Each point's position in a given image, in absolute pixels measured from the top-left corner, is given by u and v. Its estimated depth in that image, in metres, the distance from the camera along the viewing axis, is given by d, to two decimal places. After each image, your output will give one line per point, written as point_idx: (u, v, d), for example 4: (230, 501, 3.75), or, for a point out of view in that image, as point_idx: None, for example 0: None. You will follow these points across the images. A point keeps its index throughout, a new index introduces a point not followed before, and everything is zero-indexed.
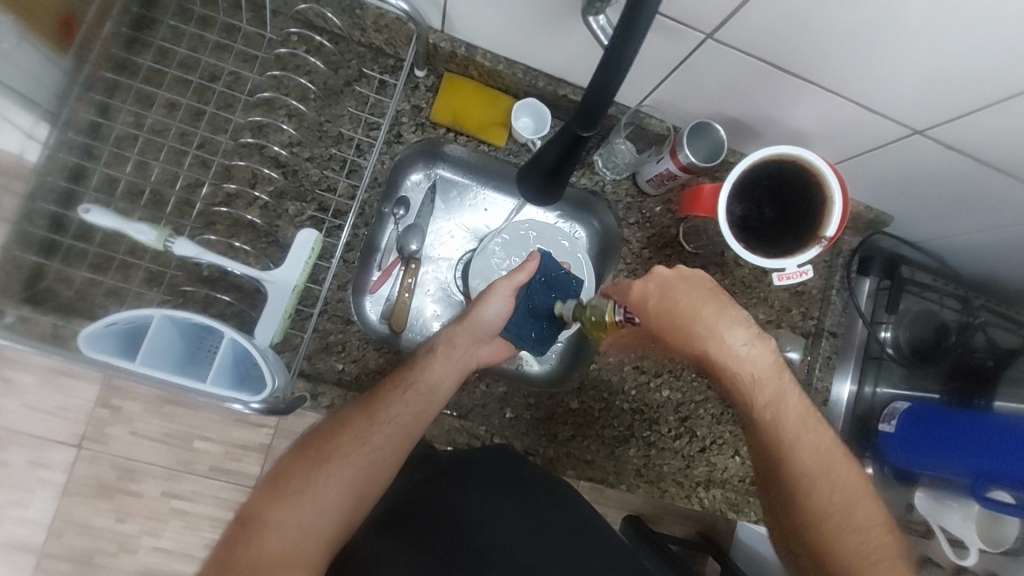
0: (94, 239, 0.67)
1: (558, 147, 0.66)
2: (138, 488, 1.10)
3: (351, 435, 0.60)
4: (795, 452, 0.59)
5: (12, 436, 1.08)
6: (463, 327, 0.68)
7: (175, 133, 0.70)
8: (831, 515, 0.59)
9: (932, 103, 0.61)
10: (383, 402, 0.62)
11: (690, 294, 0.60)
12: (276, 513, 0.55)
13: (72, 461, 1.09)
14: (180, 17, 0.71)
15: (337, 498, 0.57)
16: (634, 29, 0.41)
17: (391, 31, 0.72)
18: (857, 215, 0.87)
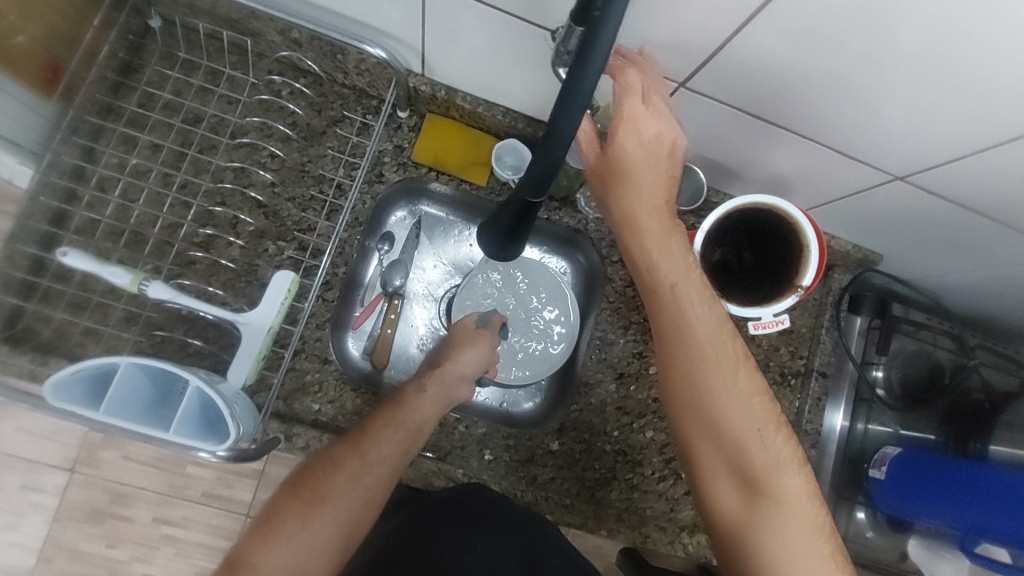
0: (74, 279, 0.67)
1: (511, 212, 0.59)
2: (128, 513, 1.10)
3: (346, 475, 0.57)
4: (694, 351, 0.55)
5: (6, 460, 1.09)
6: (454, 367, 0.69)
7: (157, 175, 0.71)
8: (731, 412, 0.53)
9: (909, 150, 0.60)
10: (374, 439, 0.60)
11: (652, 161, 0.55)
12: (267, 557, 0.51)
13: (63, 486, 1.10)
14: (166, 62, 0.73)
15: (333, 539, 0.54)
16: (580, 96, 0.41)
17: (371, 75, 0.73)
18: (845, 254, 0.85)
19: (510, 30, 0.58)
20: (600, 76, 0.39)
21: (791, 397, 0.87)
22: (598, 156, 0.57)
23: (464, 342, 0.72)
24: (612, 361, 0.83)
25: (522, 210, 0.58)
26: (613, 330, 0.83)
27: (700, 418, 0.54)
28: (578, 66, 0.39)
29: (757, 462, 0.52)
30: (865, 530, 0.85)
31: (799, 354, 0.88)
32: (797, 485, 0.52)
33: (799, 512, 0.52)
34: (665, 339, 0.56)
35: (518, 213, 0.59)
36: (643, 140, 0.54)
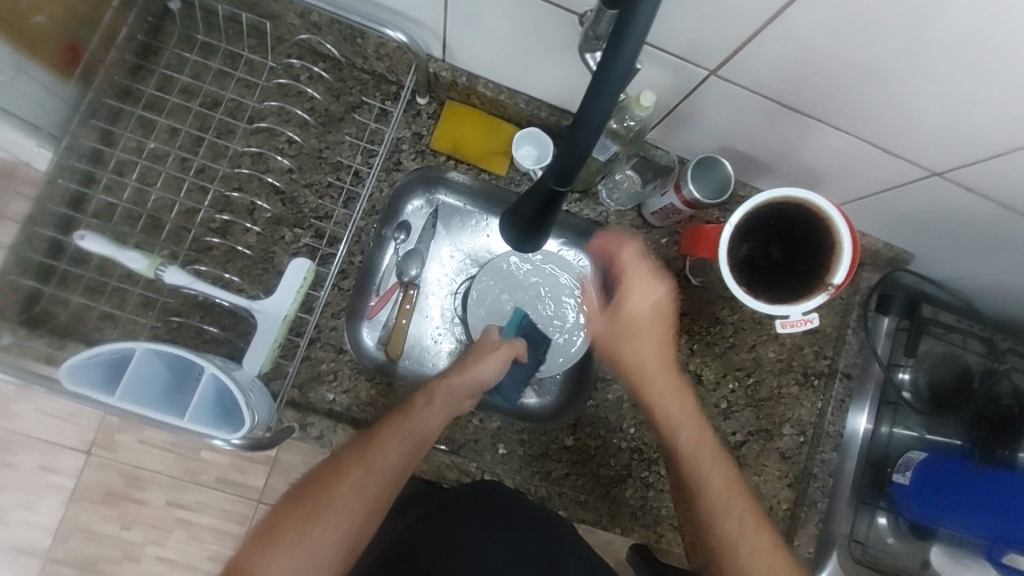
0: (91, 263, 0.67)
1: (533, 200, 0.58)
2: (143, 496, 1.12)
3: (348, 482, 0.57)
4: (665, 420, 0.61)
5: (25, 441, 1.10)
6: (464, 378, 0.66)
7: (174, 159, 0.70)
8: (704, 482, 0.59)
9: (949, 146, 0.57)
10: (377, 448, 0.59)
11: (653, 326, 0.62)
12: (267, 560, 0.54)
13: (81, 467, 1.11)
14: (185, 45, 0.72)
15: (334, 546, 0.55)
16: (612, 84, 0.39)
17: (392, 60, 0.71)
18: (875, 252, 0.82)
19: (535, 14, 0.57)
20: (631, 65, 0.38)
21: (814, 398, 0.84)
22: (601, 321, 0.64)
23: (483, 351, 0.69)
24: None
25: (546, 198, 0.56)
26: None
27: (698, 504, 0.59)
28: (610, 54, 0.38)
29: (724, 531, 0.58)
30: (887, 536, 0.82)
31: (823, 354, 0.85)
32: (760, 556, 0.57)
33: None
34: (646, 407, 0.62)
35: (543, 200, 0.57)
36: (646, 310, 0.61)
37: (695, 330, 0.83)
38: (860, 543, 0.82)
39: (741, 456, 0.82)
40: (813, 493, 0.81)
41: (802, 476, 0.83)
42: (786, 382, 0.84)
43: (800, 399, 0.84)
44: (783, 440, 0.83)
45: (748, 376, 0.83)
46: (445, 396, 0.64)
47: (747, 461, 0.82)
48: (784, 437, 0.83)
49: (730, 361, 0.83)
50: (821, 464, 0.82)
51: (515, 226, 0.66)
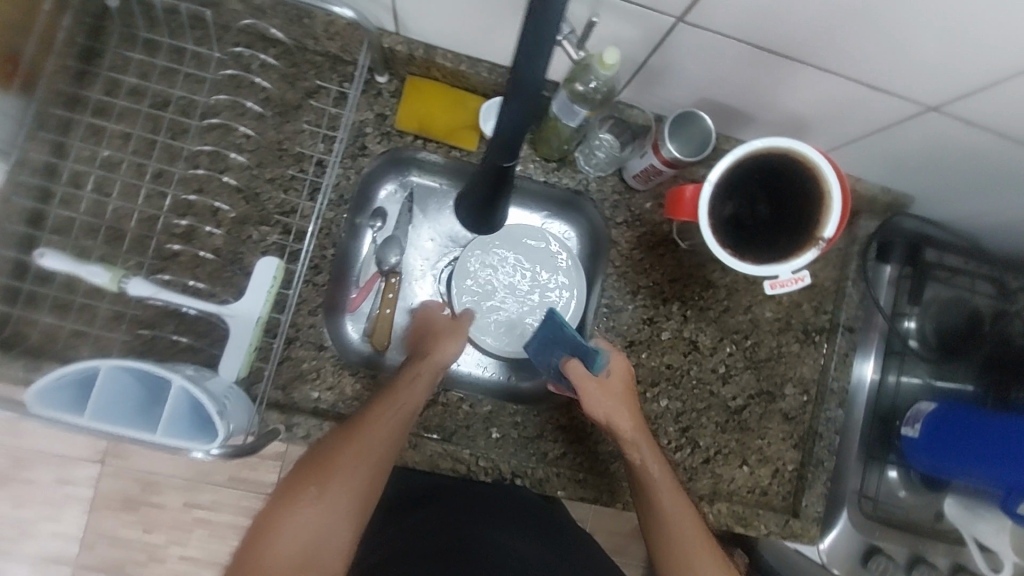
0: (56, 280, 0.65)
1: (484, 177, 0.53)
2: (160, 500, 1.13)
3: (347, 458, 0.58)
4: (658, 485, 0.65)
5: (38, 455, 1.11)
6: (434, 362, 0.67)
7: (129, 166, 0.68)
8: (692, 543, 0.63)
9: (943, 78, 0.53)
10: (370, 424, 0.60)
11: (619, 382, 0.69)
12: (287, 522, 0.55)
13: (96, 477, 1.12)
14: (126, 43, 0.68)
15: (340, 522, 0.56)
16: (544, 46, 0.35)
17: (343, 38, 0.67)
18: (872, 198, 0.78)
19: None
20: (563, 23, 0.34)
21: (815, 355, 0.81)
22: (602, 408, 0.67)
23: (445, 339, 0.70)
24: (621, 329, 0.79)
25: (497, 176, 0.52)
26: (621, 296, 0.79)
27: (663, 543, 0.64)
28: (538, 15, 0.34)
29: None
30: (898, 489, 0.80)
31: (822, 309, 0.82)
32: None
33: None
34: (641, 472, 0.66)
35: (494, 180, 0.53)
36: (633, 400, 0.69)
37: (687, 295, 0.80)
38: (867, 497, 0.80)
39: (742, 420, 0.80)
40: (820, 451, 0.79)
41: (807, 435, 0.81)
42: (786, 341, 0.81)
43: (801, 358, 0.81)
44: (786, 401, 0.81)
45: (746, 339, 0.81)
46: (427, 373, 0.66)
47: (749, 425, 0.80)
48: (786, 398, 0.81)
49: (727, 325, 0.80)
50: (826, 422, 0.79)
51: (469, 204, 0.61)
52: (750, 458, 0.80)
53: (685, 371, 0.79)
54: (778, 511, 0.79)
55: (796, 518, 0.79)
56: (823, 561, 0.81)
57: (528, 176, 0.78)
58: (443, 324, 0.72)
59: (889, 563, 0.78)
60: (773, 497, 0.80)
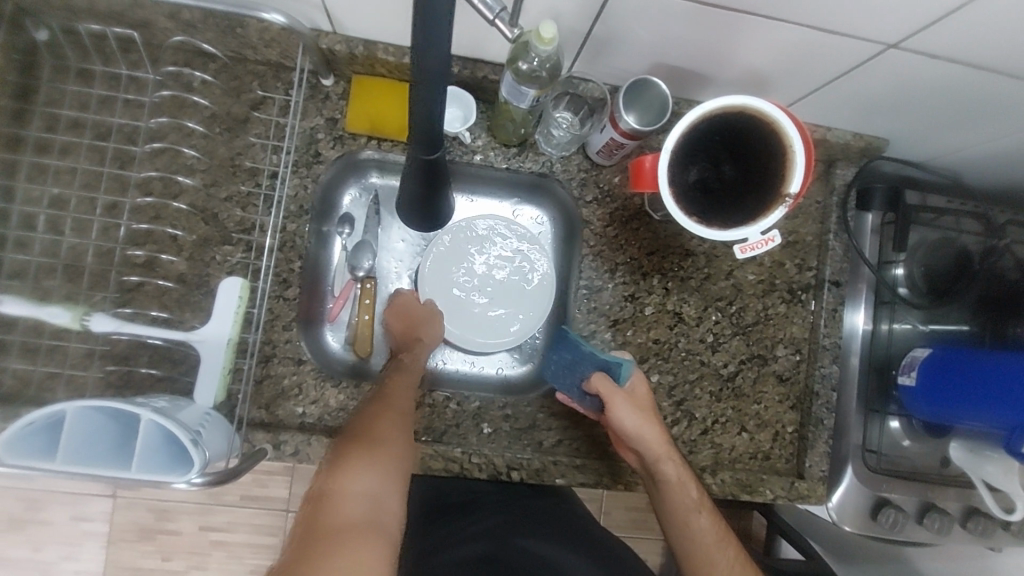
0: (19, 325, 0.64)
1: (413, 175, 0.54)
2: (175, 526, 1.13)
3: (387, 422, 0.60)
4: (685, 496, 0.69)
5: (50, 496, 1.11)
6: (424, 347, 0.71)
7: (79, 201, 0.66)
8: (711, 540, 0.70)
9: (897, 14, 0.50)
10: (395, 397, 0.63)
11: (643, 407, 0.70)
12: (347, 484, 0.53)
13: (109, 511, 1.12)
14: (61, 75, 0.67)
15: (392, 487, 0.55)
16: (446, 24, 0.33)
17: (280, 44, 0.65)
18: (845, 146, 0.75)
19: None
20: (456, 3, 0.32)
21: (803, 314, 0.80)
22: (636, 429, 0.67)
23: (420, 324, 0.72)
24: (604, 309, 0.77)
25: (427, 171, 0.52)
26: (599, 275, 0.77)
27: (688, 545, 0.70)
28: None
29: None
30: (902, 439, 0.79)
31: (807, 266, 0.81)
32: None
33: None
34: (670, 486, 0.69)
35: (425, 175, 0.53)
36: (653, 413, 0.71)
37: (667, 267, 0.78)
38: (871, 452, 0.78)
39: (736, 386, 0.79)
40: (818, 410, 0.78)
41: (804, 395, 0.80)
42: (773, 303, 0.80)
43: (790, 318, 0.80)
44: (778, 362, 0.80)
45: (731, 305, 0.79)
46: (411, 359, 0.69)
47: (745, 390, 0.79)
48: (779, 359, 0.80)
49: (710, 293, 0.79)
50: (822, 380, 0.79)
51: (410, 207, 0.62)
52: (749, 423, 0.79)
53: (673, 344, 0.78)
54: (784, 475, 0.78)
55: (802, 479, 0.78)
56: (834, 518, 0.78)
57: (490, 164, 0.75)
58: (421, 312, 0.73)
59: (900, 514, 0.74)
60: (777, 461, 0.79)
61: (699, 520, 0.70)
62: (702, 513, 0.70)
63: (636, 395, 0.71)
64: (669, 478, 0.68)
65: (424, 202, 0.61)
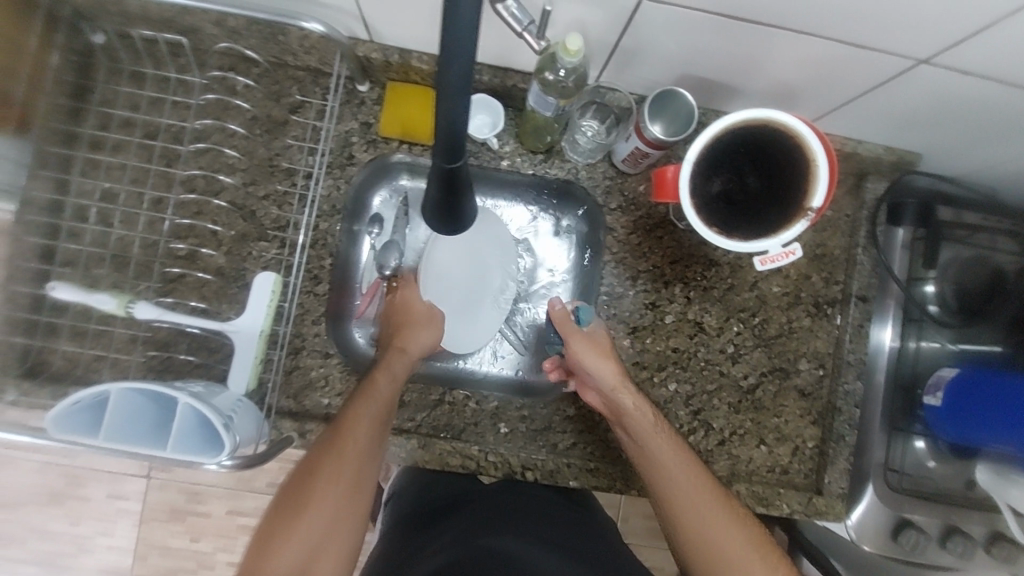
0: (69, 310, 0.68)
1: (434, 175, 0.44)
2: (205, 509, 1.18)
3: (324, 477, 0.59)
4: (638, 420, 0.66)
5: (90, 474, 1.16)
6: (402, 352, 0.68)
7: (128, 196, 0.70)
8: (677, 471, 0.64)
9: (928, 31, 0.50)
10: (351, 435, 0.60)
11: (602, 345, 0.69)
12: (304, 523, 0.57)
13: (144, 491, 1.17)
14: (115, 77, 0.71)
15: (344, 517, 0.59)
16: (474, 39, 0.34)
17: (319, 51, 0.68)
18: (877, 159, 0.74)
19: None
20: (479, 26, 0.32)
21: (829, 328, 0.79)
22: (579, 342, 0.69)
23: (419, 321, 0.71)
24: (624, 315, 0.78)
25: (446, 180, 0.44)
26: (620, 283, 0.78)
27: (659, 481, 0.64)
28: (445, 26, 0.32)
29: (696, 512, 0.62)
30: (927, 459, 0.78)
31: (833, 280, 0.79)
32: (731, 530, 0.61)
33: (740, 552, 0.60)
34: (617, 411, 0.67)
35: (444, 185, 0.45)
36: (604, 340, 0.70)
37: (689, 277, 0.78)
38: (893, 469, 0.77)
39: (756, 399, 0.78)
40: (840, 427, 0.77)
41: (825, 411, 0.79)
42: (797, 316, 0.79)
43: (814, 332, 0.79)
44: (801, 376, 0.79)
45: (754, 316, 0.79)
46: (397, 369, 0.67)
47: (765, 403, 0.78)
48: (801, 373, 0.79)
49: (732, 303, 0.78)
50: (845, 397, 0.77)
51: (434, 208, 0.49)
52: (768, 437, 0.78)
53: (693, 352, 0.78)
54: (801, 490, 0.77)
55: (820, 495, 0.77)
56: (852, 536, 0.79)
57: (517, 170, 0.77)
58: (420, 311, 0.72)
59: (921, 535, 0.75)
60: (795, 475, 0.78)
61: (663, 451, 0.64)
62: (659, 436, 0.65)
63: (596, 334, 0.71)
64: (627, 410, 0.67)
65: (449, 205, 0.48)
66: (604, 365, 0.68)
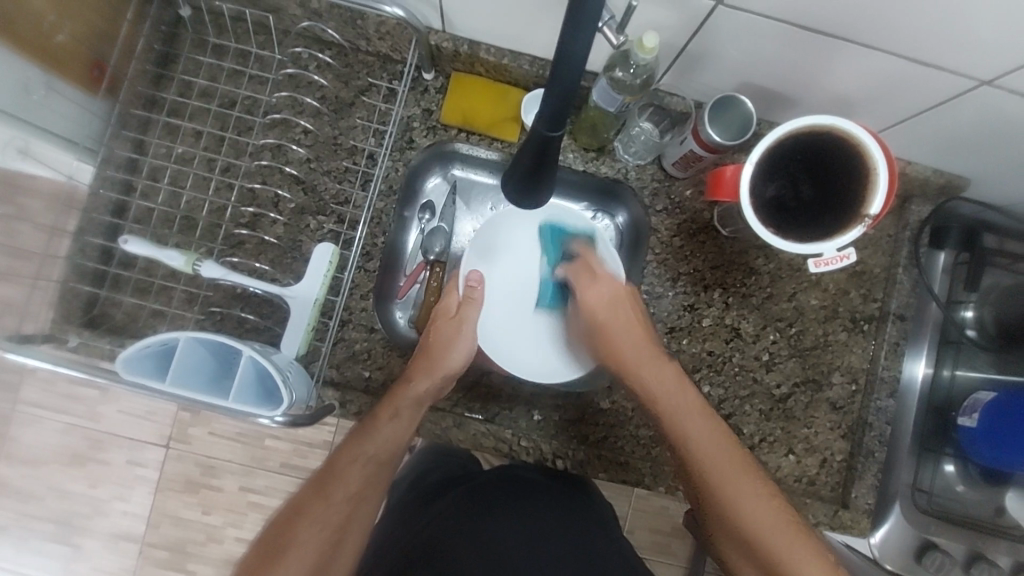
0: (137, 265, 0.72)
1: (530, 147, 0.51)
2: (218, 483, 1.16)
3: (307, 522, 0.55)
4: (631, 355, 0.68)
5: (112, 438, 1.14)
6: (440, 355, 0.66)
7: (200, 160, 0.74)
8: (683, 406, 0.65)
9: (996, 52, 0.51)
10: (338, 478, 0.58)
11: (617, 309, 0.69)
12: (318, 506, 0.56)
13: (162, 459, 1.15)
14: (198, 49, 0.75)
15: (360, 501, 0.58)
16: (586, 19, 0.37)
17: (393, 37, 0.71)
18: (924, 181, 0.75)
19: None
20: (594, 36, 0.38)
21: (864, 344, 0.80)
22: (595, 294, 0.69)
23: (448, 339, 0.67)
24: (662, 315, 0.79)
25: (541, 147, 0.50)
26: (661, 282, 0.80)
27: (661, 412, 0.66)
28: (568, 23, 0.38)
29: (698, 445, 0.63)
30: (956, 484, 0.78)
31: (872, 297, 0.80)
32: (735, 470, 0.62)
33: (747, 491, 0.61)
34: (611, 346, 0.68)
35: (538, 151, 0.51)
36: (610, 289, 0.70)
37: (728, 282, 0.79)
38: (920, 489, 0.78)
39: (787, 408, 0.79)
40: (870, 442, 0.77)
41: (856, 425, 0.79)
42: (833, 330, 0.80)
43: (849, 346, 0.80)
44: (832, 390, 0.79)
45: (790, 326, 0.80)
46: (409, 411, 0.63)
47: (795, 413, 0.79)
48: (833, 386, 0.79)
49: (770, 312, 0.80)
50: (876, 412, 0.77)
51: (510, 192, 0.57)
52: (797, 447, 0.79)
53: (728, 357, 0.79)
54: (827, 502, 0.77)
55: (846, 509, 0.77)
56: (874, 555, 0.81)
57: (568, 166, 0.80)
58: (445, 321, 0.69)
59: None
60: (821, 487, 0.78)
61: (664, 376, 0.67)
62: (664, 365, 0.68)
63: (585, 304, 0.69)
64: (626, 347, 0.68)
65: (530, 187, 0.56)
66: (613, 305, 0.69)
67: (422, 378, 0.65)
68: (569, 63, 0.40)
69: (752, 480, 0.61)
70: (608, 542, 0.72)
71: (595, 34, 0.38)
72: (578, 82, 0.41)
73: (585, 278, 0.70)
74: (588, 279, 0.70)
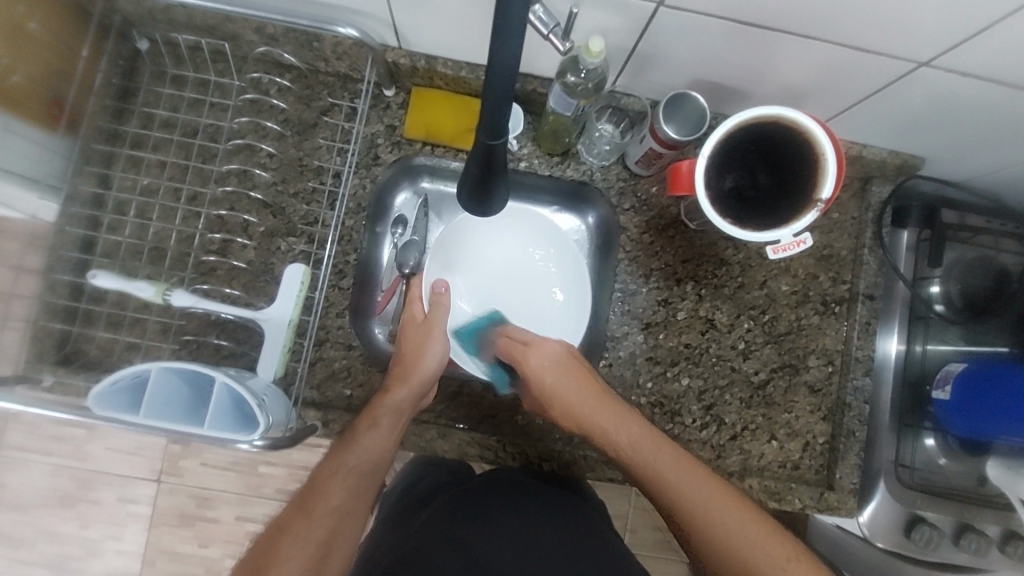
0: (108, 299, 0.72)
1: (475, 160, 0.55)
2: (213, 514, 1.15)
3: (292, 539, 0.55)
4: (579, 408, 0.66)
5: (100, 476, 1.13)
6: (411, 359, 0.67)
7: (166, 190, 0.74)
8: (635, 440, 0.64)
9: (930, 33, 0.53)
10: (322, 493, 0.59)
11: (563, 372, 0.68)
12: (303, 521, 0.56)
13: (153, 495, 1.14)
14: (157, 81, 0.76)
15: (347, 513, 0.58)
16: (512, 25, 0.38)
17: (350, 57, 0.72)
18: (880, 162, 0.77)
19: None
20: (522, 44, 0.40)
21: (837, 325, 0.81)
22: (536, 358, 0.69)
23: (418, 346, 0.68)
24: (637, 311, 0.80)
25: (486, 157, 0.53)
26: (633, 280, 0.81)
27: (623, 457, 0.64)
28: (497, 31, 0.39)
29: (660, 475, 0.61)
30: (938, 457, 0.79)
31: (840, 279, 0.81)
32: (699, 486, 0.59)
33: (720, 509, 0.58)
34: (565, 403, 0.67)
35: (484, 161, 0.55)
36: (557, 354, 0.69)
37: (701, 275, 0.81)
38: (903, 466, 0.78)
39: (767, 395, 0.80)
40: (850, 422, 0.78)
41: (835, 406, 0.80)
42: (806, 314, 0.81)
43: (823, 328, 0.81)
44: (810, 372, 0.81)
45: (764, 314, 0.81)
46: (388, 419, 0.64)
47: (775, 399, 0.80)
48: (810, 369, 0.81)
49: (742, 301, 0.81)
50: (854, 392, 0.78)
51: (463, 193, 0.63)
52: (780, 432, 0.80)
53: (705, 348, 0.80)
54: (813, 485, 0.79)
55: (832, 491, 0.78)
56: (866, 534, 0.80)
57: (534, 171, 0.81)
58: (411, 342, 0.68)
59: (933, 532, 0.77)
60: (806, 470, 0.80)
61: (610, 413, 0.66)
62: (604, 407, 0.66)
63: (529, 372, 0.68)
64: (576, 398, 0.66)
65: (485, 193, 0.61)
66: (561, 376, 0.68)
67: (398, 385, 0.65)
68: (502, 69, 0.42)
69: (722, 495, 0.59)
70: (595, 537, 0.72)
71: (523, 42, 0.40)
72: (514, 86, 0.43)
73: (523, 347, 0.70)
74: (527, 349, 0.70)
